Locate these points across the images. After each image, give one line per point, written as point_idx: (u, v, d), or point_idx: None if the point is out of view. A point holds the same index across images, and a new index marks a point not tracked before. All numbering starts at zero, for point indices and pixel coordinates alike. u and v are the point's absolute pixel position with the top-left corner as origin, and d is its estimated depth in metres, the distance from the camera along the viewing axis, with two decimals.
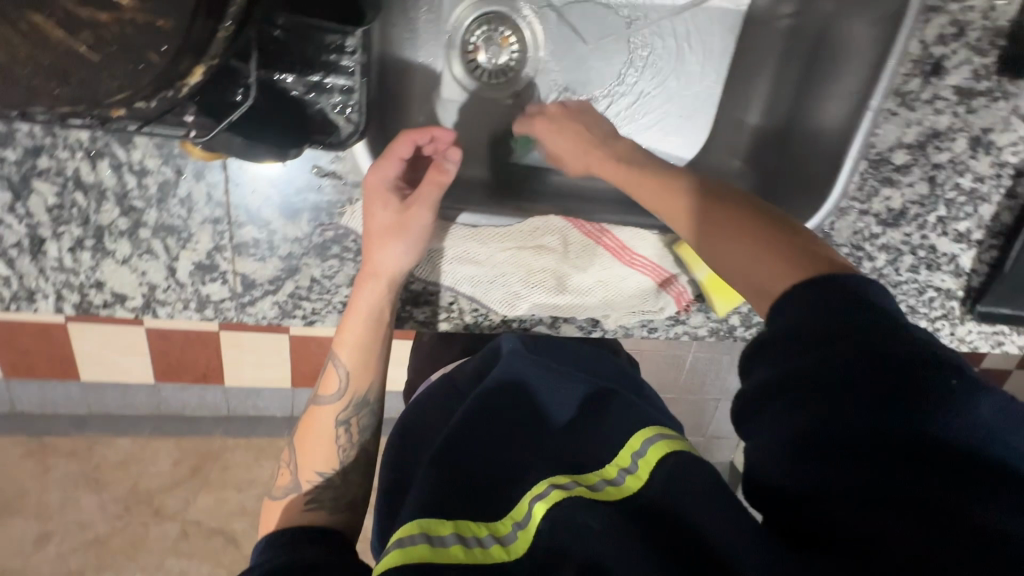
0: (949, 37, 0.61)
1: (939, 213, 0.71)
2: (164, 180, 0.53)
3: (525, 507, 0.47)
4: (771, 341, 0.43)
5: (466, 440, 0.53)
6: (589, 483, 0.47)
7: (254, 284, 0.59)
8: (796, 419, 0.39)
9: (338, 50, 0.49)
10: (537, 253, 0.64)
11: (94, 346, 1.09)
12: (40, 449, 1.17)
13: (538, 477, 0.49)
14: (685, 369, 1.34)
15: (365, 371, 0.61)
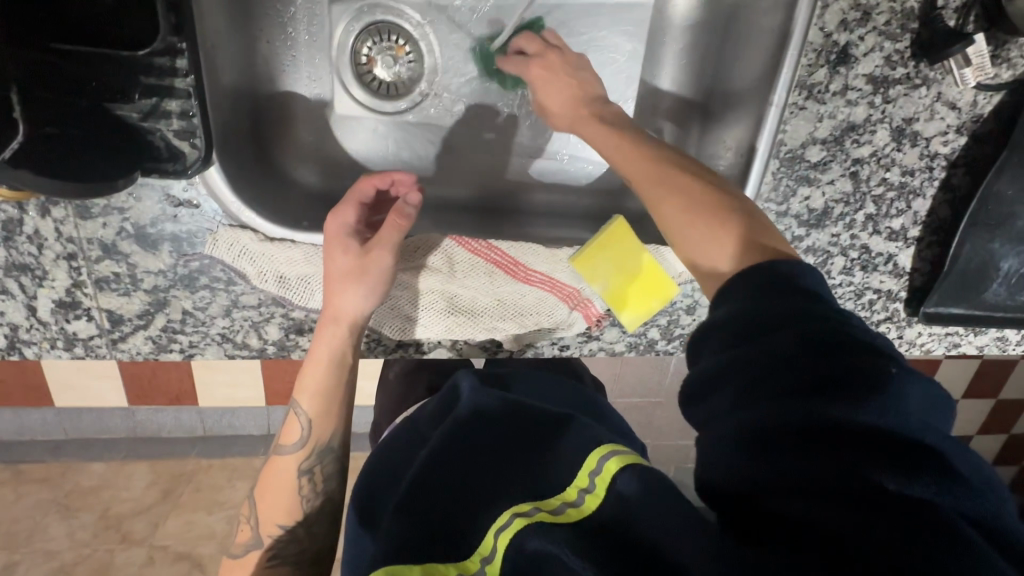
0: (852, 23, 0.56)
1: (867, 211, 0.66)
2: (8, 218, 0.51)
3: (491, 541, 0.41)
4: (735, 320, 0.39)
5: (430, 461, 0.49)
6: (552, 507, 0.41)
7: (122, 320, 0.56)
8: (762, 404, 0.35)
9: (170, 74, 0.46)
10: (421, 274, 0.60)
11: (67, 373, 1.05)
12: (13, 477, 1.14)
13: (502, 509, 0.43)
14: (669, 372, 1.29)
15: (330, 421, 0.57)
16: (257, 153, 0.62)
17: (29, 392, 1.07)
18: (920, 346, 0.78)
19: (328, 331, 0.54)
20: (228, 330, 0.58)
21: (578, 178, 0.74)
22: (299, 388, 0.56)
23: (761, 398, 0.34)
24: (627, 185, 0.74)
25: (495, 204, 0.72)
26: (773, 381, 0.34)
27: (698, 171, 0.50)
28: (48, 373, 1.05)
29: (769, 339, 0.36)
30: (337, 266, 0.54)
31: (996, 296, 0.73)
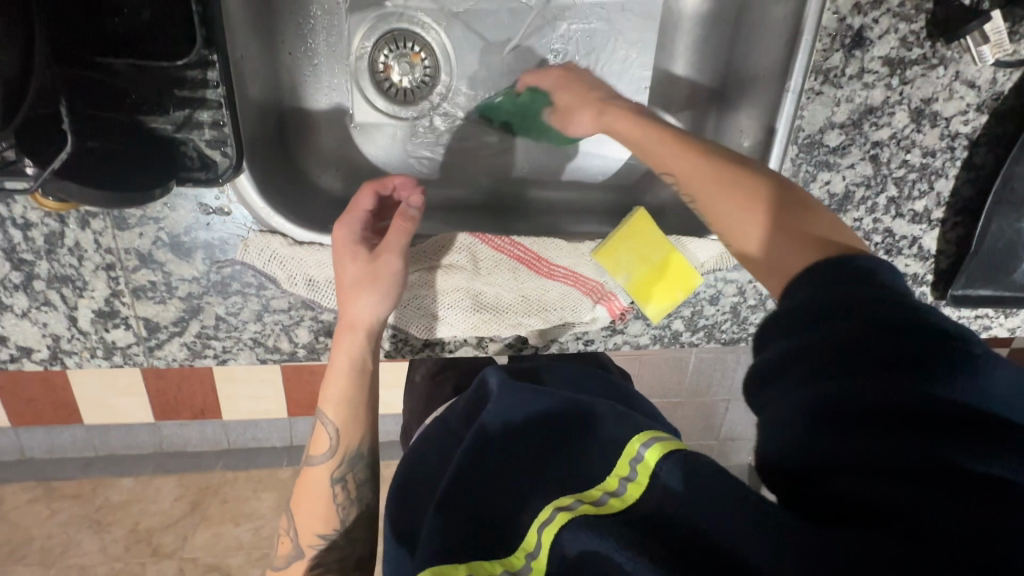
0: (867, 6, 0.57)
1: (889, 193, 0.66)
2: (50, 231, 0.52)
3: (536, 535, 0.42)
4: (802, 309, 0.40)
5: (478, 470, 0.49)
6: (591, 498, 0.42)
7: (159, 327, 0.58)
8: (807, 387, 0.36)
9: (202, 85, 0.47)
10: (443, 273, 0.61)
11: (97, 389, 1.10)
12: (46, 494, 1.16)
13: (543, 505, 0.44)
14: (688, 371, 1.28)
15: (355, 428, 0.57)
16: (286, 163, 0.63)
17: (59, 407, 1.12)
18: None
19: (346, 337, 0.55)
20: (260, 334, 0.60)
21: (593, 175, 0.75)
22: (323, 399, 0.56)
23: (825, 391, 0.35)
24: (644, 180, 0.74)
25: (513, 203, 0.73)
26: (847, 370, 0.35)
27: (770, 179, 0.49)
28: (77, 390, 1.10)
29: (840, 331, 0.36)
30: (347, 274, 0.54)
31: None
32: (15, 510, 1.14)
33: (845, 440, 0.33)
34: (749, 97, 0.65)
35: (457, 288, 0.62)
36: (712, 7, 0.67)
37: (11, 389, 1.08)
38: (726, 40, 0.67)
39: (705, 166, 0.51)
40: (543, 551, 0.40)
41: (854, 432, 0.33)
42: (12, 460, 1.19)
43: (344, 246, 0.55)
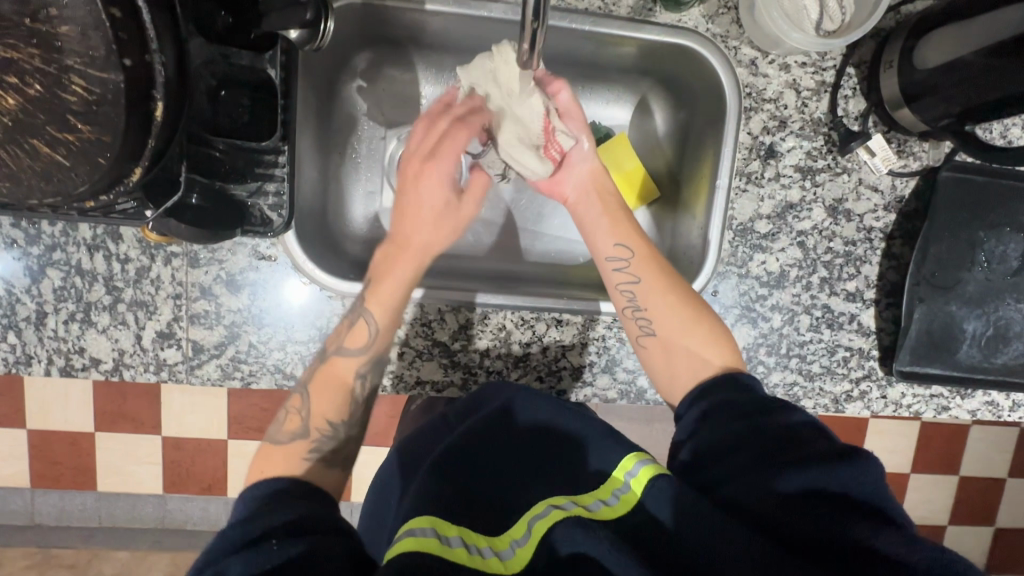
0: (773, 128, 0.74)
1: (821, 274, 0.78)
2: (141, 266, 0.69)
3: (524, 526, 0.51)
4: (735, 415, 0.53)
5: (460, 476, 0.58)
6: (585, 503, 0.51)
7: (202, 349, 0.71)
8: (791, 503, 0.44)
9: (272, 165, 0.65)
10: (435, 308, 0.74)
11: (117, 456, 1.15)
12: (42, 560, 1.13)
13: (540, 500, 0.53)
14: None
15: (294, 458, 0.56)
16: (326, 235, 0.78)
17: (79, 473, 1.15)
18: (909, 409, 0.82)
19: (320, 406, 0.60)
20: (281, 361, 0.72)
21: (576, 257, 0.89)
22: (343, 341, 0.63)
23: (754, 449, 0.48)
24: None
25: (509, 275, 0.86)
26: (752, 420, 0.51)
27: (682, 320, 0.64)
28: (101, 455, 1.15)
29: (727, 411, 0.54)
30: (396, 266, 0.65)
31: (970, 357, 0.79)
32: None
33: (776, 476, 0.46)
34: (697, 195, 0.79)
35: (448, 331, 0.74)
36: (666, 129, 0.86)
37: (43, 448, 1.13)
38: (678, 153, 0.85)
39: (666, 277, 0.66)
40: (531, 534, 0.49)
41: (780, 469, 0.46)
42: (20, 524, 1.17)
43: (368, 333, 0.63)
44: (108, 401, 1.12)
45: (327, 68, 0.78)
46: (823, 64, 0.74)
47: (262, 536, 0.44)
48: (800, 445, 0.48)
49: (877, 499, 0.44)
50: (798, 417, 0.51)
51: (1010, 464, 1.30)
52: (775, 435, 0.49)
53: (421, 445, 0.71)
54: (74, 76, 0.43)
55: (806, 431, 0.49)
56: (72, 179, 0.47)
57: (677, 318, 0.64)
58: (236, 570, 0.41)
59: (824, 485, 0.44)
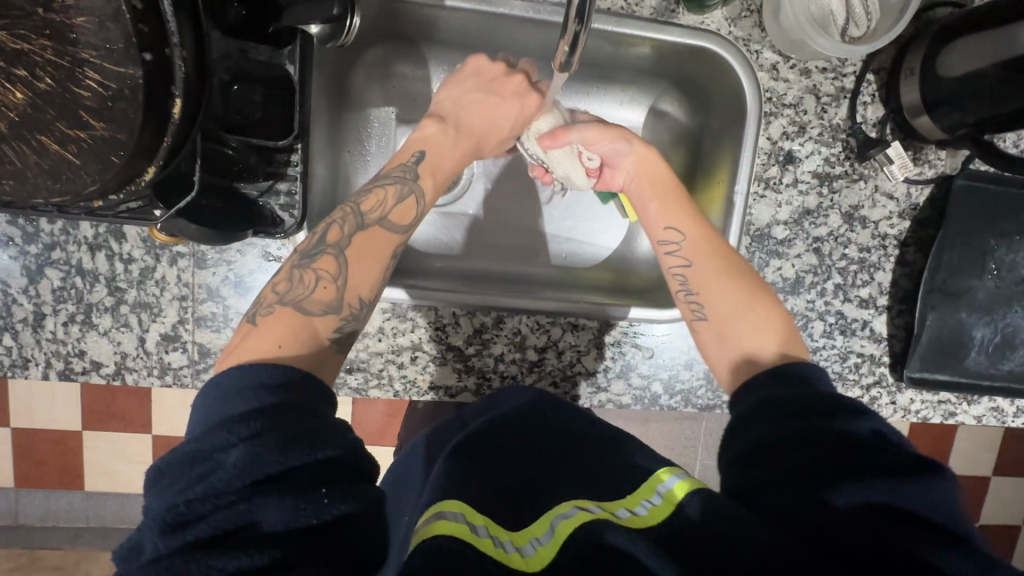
0: (792, 134, 0.74)
1: (835, 280, 0.78)
2: (145, 266, 0.66)
3: (547, 523, 0.49)
4: (783, 403, 0.50)
5: (489, 475, 0.57)
6: (612, 509, 0.49)
7: (209, 353, 0.68)
8: (855, 511, 0.42)
9: (285, 164, 0.63)
10: (449, 312, 0.72)
11: (104, 454, 1.08)
12: (27, 564, 1.07)
13: (562, 502, 0.52)
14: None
15: (314, 335, 0.53)
16: None
17: (64, 473, 1.09)
18: (917, 414, 0.82)
19: (358, 281, 0.57)
20: None
21: (588, 260, 0.87)
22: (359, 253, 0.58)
23: (808, 458, 0.45)
24: (631, 266, 0.87)
25: (521, 277, 0.85)
26: (814, 420, 0.47)
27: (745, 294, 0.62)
28: (89, 454, 1.08)
29: (784, 409, 0.50)
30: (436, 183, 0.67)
31: (978, 364, 0.80)
32: None
33: (832, 492, 0.43)
34: (712, 200, 0.79)
35: (464, 336, 0.73)
36: (681, 132, 0.85)
37: (23, 449, 1.06)
38: (692, 156, 0.84)
39: (720, 263, 0.64)
40: (554, 534, 0.47)
41: (838, 482, 0.43)
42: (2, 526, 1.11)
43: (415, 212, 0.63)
44: (99, 398, 1.05)
45: (339, 63, 0.76)
46: (844, 70, 0.74)
47: (291, 476, 0.39)
48: (871, 451, 0.45)
49: (951, 523, 0.41)
50: (868, 425, 0.47)
51: (995, 463, 1.32)
52: (838, 444, 0.45)
53: (439, 441, 0.69)
54: (88, 70, 0.41)
55: (876, 441, 0.45)
56: (80, 177, 0.45)
57: (728, 303, 0.62)
58: (273, 520, 0.38)
59: (886, 503, 0.42)
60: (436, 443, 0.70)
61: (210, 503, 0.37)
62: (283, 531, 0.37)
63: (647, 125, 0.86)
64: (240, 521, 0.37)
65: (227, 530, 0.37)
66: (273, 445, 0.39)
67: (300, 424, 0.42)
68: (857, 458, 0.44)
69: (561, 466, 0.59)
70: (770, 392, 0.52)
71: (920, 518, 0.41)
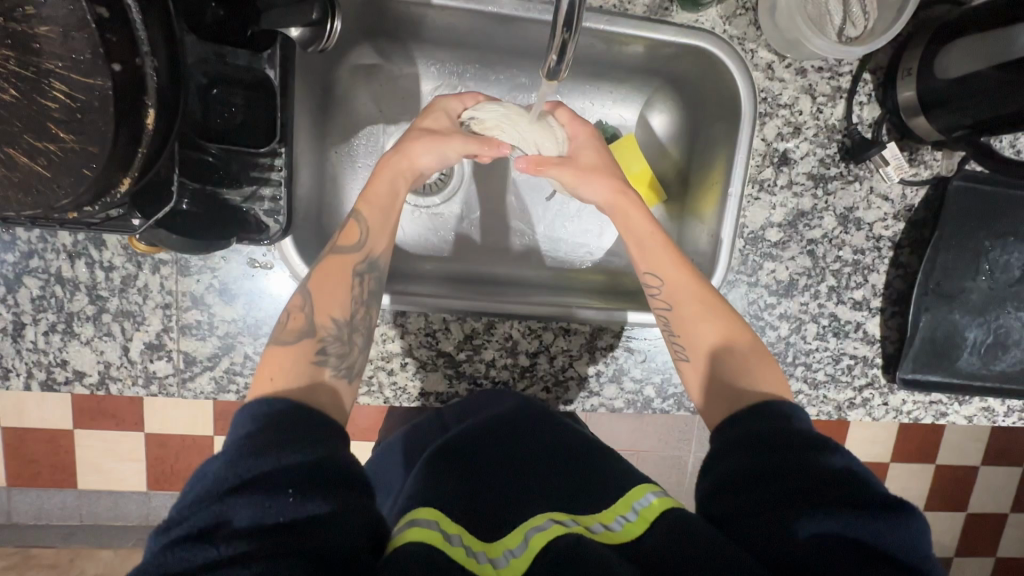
0: (787, 135, 0.73)
1: (829, 283, 0.77)
2: (127, 274, 0.65)
3: (521, 536, 0.49)
4: (746, 440, 0.50)
5: (472, 480, 0.57)
6: (587, 524, 0.49)
7: (195, 361, 0.67)
8: (813, 540, 0.42)
9: (268, 168, 0.61)
10: (439, 317, 0.71)
11: (95, 453, 1.07)
12: (20, 562, 1.04)
13: (540, 512, 0.51)
14: (686, 474, 1.23)
15: (300, 365, 0.53)
16: (323, 240, 0.74)
17: (55, 471, 1.08)
18: (909, 415, 0.83)
19: (324, 301, 0.57)
20: None
21: (581, 260, 0.86)
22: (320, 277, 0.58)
23: (778, 491, 0.45)
24: (624, 267, 0.86)
25: (512, 280, 0.84)
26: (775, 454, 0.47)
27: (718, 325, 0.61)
28: (79, 454, 1.07)
29: (752, 441, 0.49)
30: (376, 203, 0.62)
31: (970, 365, 0.79)
32: None
33: (795, 522, 0.43)
34: (705, 201, 0.77)
35: (455, 342, 0.72)
36: (674, 131, 0.83)
37: (13, 449, 1.05)
38: (686, 156, 0.83)
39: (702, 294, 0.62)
40: (526, 547, 0.47)
41: (801, 514, 0.43)
42: None
43: (360, 232, 0.60)
44: (87, 398, 1.04)
45: (324, 62, 0.73)
46: (840, 70, 0.73)
47: (267, 479, 0.40)
48: (837, 483, 0.44)
49: (905, 558, 0.42)
50: (834, 459, 0.46)
51: (982, 453, 1.34)
52: (803, 476, 0.45)
53: (418, 442, 0.69)
54: (55, 81, 0.39)
55: (846, 475, 0.45)
56: (51, 190, 0.43)
57: (708, 338, 0.60)
58: (244, 518, 0.38)
59: (848, 537, 0.42)
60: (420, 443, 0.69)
61: (192, 506, 0.39)
62: (251, 527, 0.38)
63: (641, 123, 0.85)
64: (212, 519, 0.38)
65: (204, 527, 0.38)
66: (255, 454, 0.41)
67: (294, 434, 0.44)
68: (822, 488, 0.44)
69: (536, 473, 0.58)
70: (732, 432, 0.52)
71: (874, 551, 0.41)
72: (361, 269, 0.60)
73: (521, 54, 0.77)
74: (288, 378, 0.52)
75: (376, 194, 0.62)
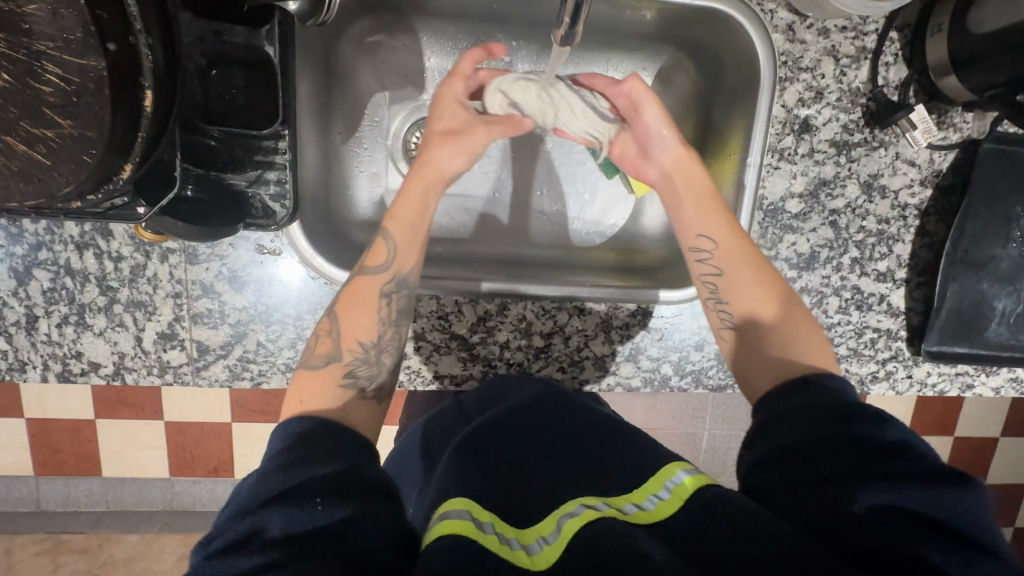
0: (808, 100, 0.70)
1: (852, 254, 0.75)
2: (135, 264, 0.64)
3: (554, 523, 0.48)
4: (801, 412, 0.49)
5: (509, 467, 0.56)
6: (618, 506, 0.48)
7: (208, 349, 0.67)
8: (884, 517, 0.40)
9: (272, 151, 0.59)
10: (451, 297, 0.70)
11: (117, 442, 1.08)
12: (54, 547, 1.08)
13: (568, 500, 0.50)
14: (702, 449, 1.22)
15: (329, 386, 0.54)
16: (331, 224, 0.73)
17: (81, 460, 1.09)
18: (933, 388, 0.80)
19: (352, 327, 0.57)
20: (292, 360, 0.68)
21: (594, 239, 0.84)
22: (343, 307, 0.58)
23: (840, 459, 0.44)
24: (637, 245, 0.84)
25: (523, 260, 0.82)
26: (840, 426, 0.46)
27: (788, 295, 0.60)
28: (102, 442, 1.08)
29: (812, 413, 0.48)
30: (405, 220, 0.61)
31: (998, 336, 0.77)
32: (19, 564, 1.07)
33: (852, 497, 0.42)
34: (722, 172, 0.75)
35: (467, 324, 0.71)
36: (688, 101, 0.80)
37: (38, 439, 1.06)
38: (702, 125, 0.79)
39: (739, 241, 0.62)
40: (560, 532, 0.46)
41: (857, 486, 0.42)
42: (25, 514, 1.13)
43: (386, 249, 0.59)
44: (107, 388, 1.04)
45: (326, 37, 0.71)
46: (865, 28, 0.69)
47: (294, 491, 0.40)
48: (894, 455, 0.43)
49: (972, 530, 0.40)
50: (890, 431, 0.45)
51: (1004, 426, 1.32)
52: (858, 448, 0.44)
53: (442, 431, 0.68)
54: (47, 63, 0.38)
55: (902, 446, 0.44)
56: (54, 181, 0.42)
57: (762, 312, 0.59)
58: (277, 527, 0.39)
59: (908, 510, 0.41)
60: (445, 436, 0.67)
61: (233, 519, 0.40)
62: (283, 536, 0.38)
63: (654, 92, 0.81)
64: (249, 530, 0.39)
65: (240, 538, 0.38)
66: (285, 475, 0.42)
67: (325, 446, 0.45)
68: (884, 458, 0.43)
69: (579, 449, 0.58)
70: (791, 404, 0.50)
71: (945, 527, 0.40)
72: (388, 290, 0.59)
73: (529, 22, 0.74)
74: (314, 401, 0.53)
75: (406, 214, 0.61)
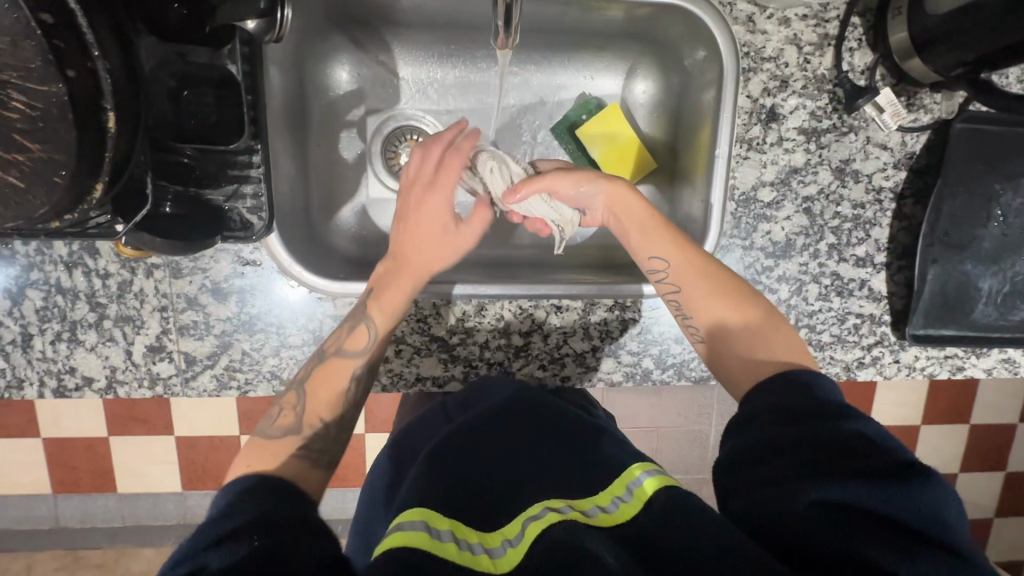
0: (773, 89, 0.70)
1: (829, 240, 0.74)
2: (122, 280, 0.67)
3: (519, 526, 0.49)
4: (767, 409, 0.50)
5: (478, 467, 0.56)
6: (583, 508, 0.50)
7: (195, 360, 0.69)
8: (830, 520, 0.41)
9: (245, 165, 0.62)
10: (427, 298, 0.71)
11: (128, 458, 1.11)
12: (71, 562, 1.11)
13: (535, 502, 0.51)
14: (709, 447, 1.21)
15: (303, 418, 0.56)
16: (312, 234, 0.75)
17: (95, 478, 1.12)
18: (923, 371, 0.80)
19: (318, 403, 0.59)
20: (277, 367, 0.70)
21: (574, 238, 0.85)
22: (320, 381, 0.60)
23: (794, 457, 0.45)
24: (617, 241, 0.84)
25: (504, 261, 0.83)
26: (799, 424, 0.47)
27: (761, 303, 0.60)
28: (112, 458, 1.11)
29: (777, 413, 0.49)
30: (388, 309, 0.63)
31: (986, 316, 0.76)
32: None
33: (801, 490, 0.43)
34: (694, 165, 0.75)
35: (446, 325, 0.72)
36: (659, 97, 0.81)
37: (54, 457, 1.10)
38: (674, 119, 0.80)
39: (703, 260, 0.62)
40: (523, 537, 0.47)
41: (809, 482, 0.43)
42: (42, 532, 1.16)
43: (368, 337, 0.62)
44: (118, 405, 1.07)
45: (298, 54, 0.73)
46: (826, 15, 0.70)
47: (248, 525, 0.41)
48: (852, 449, 0.44)
49: (928, 526, 0.40)
50: (851, 426, 0.45)
51: (1019, 410, 1.28)
52: (816, 447, 0.45)
53: (421, 432, 0.69)
54: (12, 90, 0.41)
55: (861, 444, 0.44)
56: (29, 203, 0.44)
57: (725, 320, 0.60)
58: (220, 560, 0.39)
59: (859, 508, 0.41)
60: (424, 436, 0.68)
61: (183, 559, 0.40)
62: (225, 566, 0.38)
63: (625, 90, 0.82)
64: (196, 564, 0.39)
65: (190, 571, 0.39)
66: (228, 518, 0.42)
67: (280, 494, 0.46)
68: (842, 456, 0.43)
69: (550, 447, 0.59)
70: (771, 401, 0.50)
71: (898, 525, 0.40)
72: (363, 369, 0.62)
73: None
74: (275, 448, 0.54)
75: (391, 302, 0.63)
